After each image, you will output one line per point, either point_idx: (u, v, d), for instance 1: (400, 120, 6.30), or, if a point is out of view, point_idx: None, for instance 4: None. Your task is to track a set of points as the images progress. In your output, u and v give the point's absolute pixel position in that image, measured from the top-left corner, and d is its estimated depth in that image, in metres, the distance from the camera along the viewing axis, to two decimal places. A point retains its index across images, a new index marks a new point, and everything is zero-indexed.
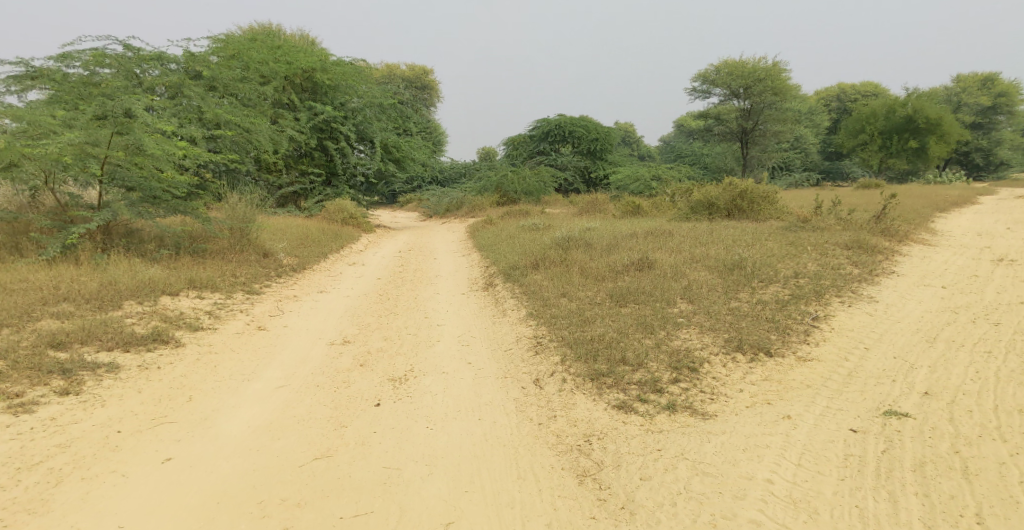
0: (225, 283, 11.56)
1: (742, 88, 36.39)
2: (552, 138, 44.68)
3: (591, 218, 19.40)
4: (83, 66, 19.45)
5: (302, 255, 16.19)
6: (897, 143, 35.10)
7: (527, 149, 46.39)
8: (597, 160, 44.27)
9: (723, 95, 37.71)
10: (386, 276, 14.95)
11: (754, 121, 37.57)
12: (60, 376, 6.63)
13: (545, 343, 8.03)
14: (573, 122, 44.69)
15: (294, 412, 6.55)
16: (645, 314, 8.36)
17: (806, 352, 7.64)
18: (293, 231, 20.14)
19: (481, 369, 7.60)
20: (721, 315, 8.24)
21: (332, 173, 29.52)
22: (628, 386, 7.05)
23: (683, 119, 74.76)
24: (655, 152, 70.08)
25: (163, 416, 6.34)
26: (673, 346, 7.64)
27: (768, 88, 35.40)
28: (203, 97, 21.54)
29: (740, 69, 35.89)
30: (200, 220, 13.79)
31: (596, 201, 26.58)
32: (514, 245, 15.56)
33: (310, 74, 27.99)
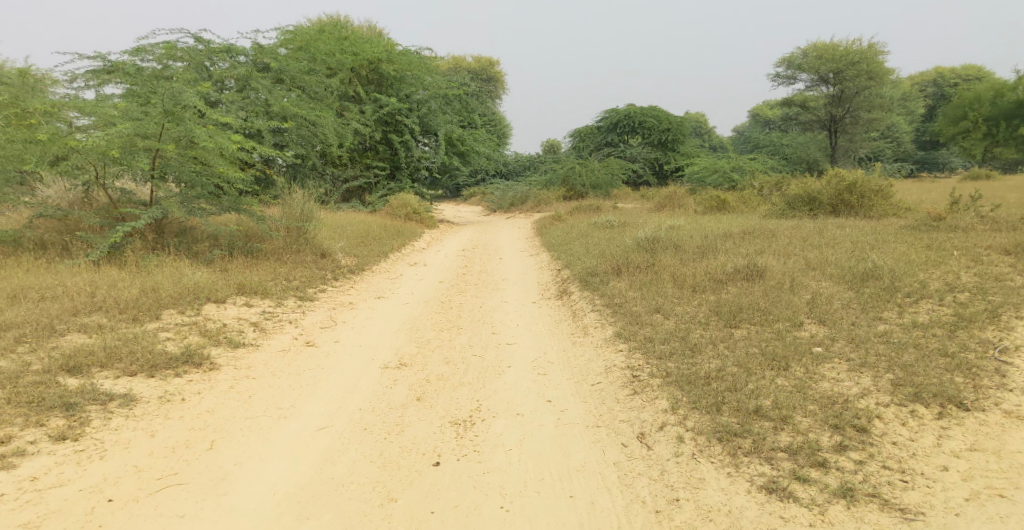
0: (277, 286, 10.68)
1: (832, 73, 34.55)
2: (621, 129, 43.04)
3: (672, 216, 17.87)
4: (154, 59, 19.27)
5: (362, 256, 15.30)
6: (1005, 130, 31.92)
7: (594, 141, 44.86)
8: (668, 151, 42.35)
9: (810, 80, 35.97)
10: (450, 278, 13.88)
11: (844, 108, 35.80)
12: (62, 412, 5.72)
13: (646, 381, 6.68)
14: (643, 112, 42.92)
15: (331, 474, 5.41)
16: (764, 340, 7.00)
17: (1015, 403, 5.97)
18: (353, 229, 19.28)
19: (563, 412, 6.33)
20: (871, 344, 6.77)
21: (396, 167, 28.70)
22: (779, 458, 5.58)
23: (759, 108, 71.55)
24: (727, 142, 67.25)
25: (172, 475, 5.29)
26: (821, 391, 6.21)
27: (863, 71, 33.29)
28: (271, 90, 21.48)
29: (831, 52, 34.03)
30: (254, 218, 12.97)
31: (674, 195, 24.95)
32: (588, 246, 14.21)
33: (376, 66, 27.33)
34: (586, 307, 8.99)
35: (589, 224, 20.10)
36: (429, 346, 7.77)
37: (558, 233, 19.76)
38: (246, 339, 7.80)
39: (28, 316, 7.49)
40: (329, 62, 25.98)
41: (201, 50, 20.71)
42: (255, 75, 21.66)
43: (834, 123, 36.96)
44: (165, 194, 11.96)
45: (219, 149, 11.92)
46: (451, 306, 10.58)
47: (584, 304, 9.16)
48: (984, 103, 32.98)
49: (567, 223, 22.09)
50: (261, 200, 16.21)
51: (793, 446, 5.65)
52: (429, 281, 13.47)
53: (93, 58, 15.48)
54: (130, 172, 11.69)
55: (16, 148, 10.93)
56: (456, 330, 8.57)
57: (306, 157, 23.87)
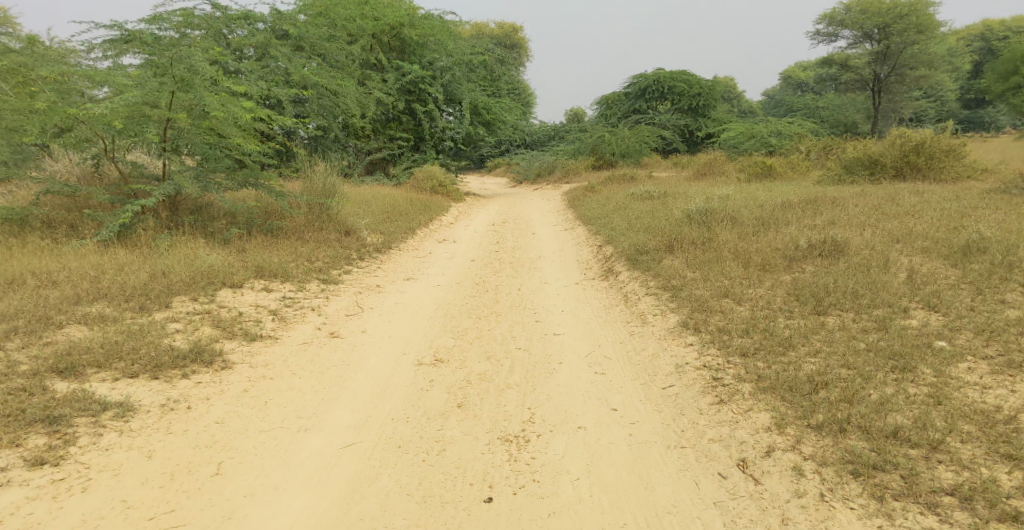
0: (298, 269, 9.92)
1: (877, 29, 32.91)
2: (649, 94, 41.52)
3: (714, 186, 16.83)
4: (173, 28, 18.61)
5: (388, 233, 14.53)
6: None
7: (620, 108, 43.47)
8: (699, 117, 40.85)
9: (854, 37, 34.41)
10: (483, 256, 13.10)
11: (890, 66, 34.07)
12: (45, 428, 5.04)
13: (737, 390, 5.80)
14: (673, 76, 41.30)
15: (362, 508, 4.69)
16: (867, 332, 6.16)
17: None
18: (377, 205, 18.47)
19: (632, 426, 5.52)
20: (1006, 336, 5.85)
21: (420, 137, 27.75)
22: (946, 506, 4.63)
23: (791, 69, 69.11)
24: (757, 105, 65.21)
25: (173, 508, 4.60)
26: (971, 407, 5.26)
27: (912, 25, 31.56)
28: (292, 58, 20.99)
29: (877, 6, 32.38)
30: (273, 195, 11.97)
31: (712, 163, 23.87)
32: (629, 220, 13.25)
33: (397, 31, 26.37)
34: (638, 291, 8.09)
35: (625, 194, 19.16)
36: (467, 338, 7.02)
37: (591, 205, 18.80)
38: (261, 331, 7.05)
39: (24, 304, 6.76)
40: (349, 29, 25.09)
41: (218, 18, 19.97)
42: (275, 42, 20.90)
43: (876, 82, 35.28)
44: (174, 168, 11.06)
45: (232, 120, 10.98)
46: (486, 288, 9.82)
47: (637, 286, 8.27)
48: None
49: (601, 193, 21.16)
50: (280, 174, 15.42)
51: (964, 488, 4.70)
52: (460, 260, 12.71)
53: (111, 27, 14.28)
54: (140, 145, 10.87)
55: (17, 118, 10.13)
56: (494, 318, 7.82)
57: (328, 129, 23.10)
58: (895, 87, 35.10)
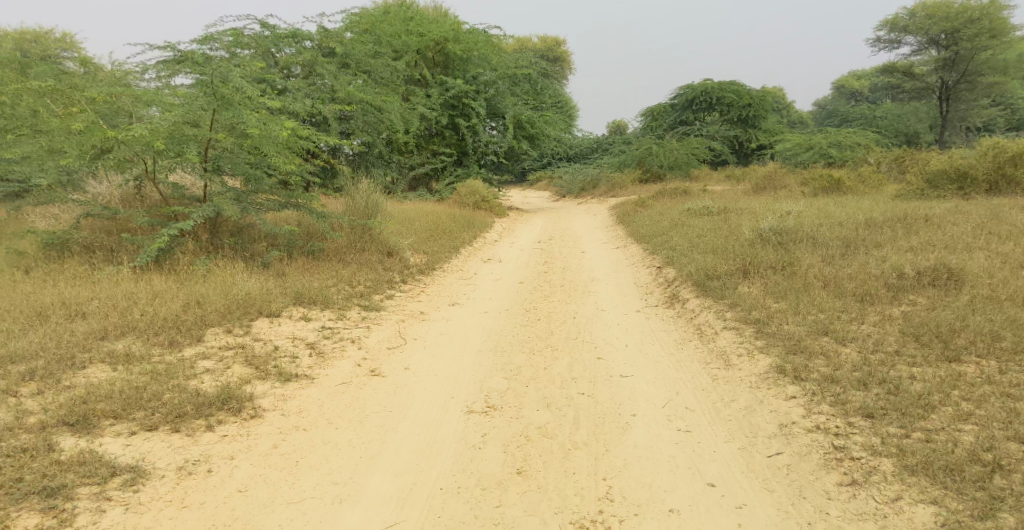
0: (337, 294, 9.32)
1: (944, 34, 31.66)
2: (695, 106, 40.25)
3: (778, 205, 15.84)
4: (226, 48, 19.06)
5: (432, 253, 13.91)
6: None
7: (667, 119, 42.40)
8: (750, 128, 39.58)
9: (919, 43, 33.17)
10: (531, 277, 12.37)
11: (958, 73, 32.57)
12: (42, 500, 4.51)
13: (874, 468, 4.95)
14: (722, 85, 39.74)
15: None
16: (1017, 385, 5.43)
17: None
18: (421, 222, 17.91)
19: (740, 514, 4.66)
20: None
21: (463, 152, 27.21)
22: None
23: (842, 80, 67.10)
24: (806, 117, 63.33)
25: None
26: None
27: (985, 29, 30.25)
28: (338, 75, 20.80)
29: (944, 10, 31.21)
30: (315, 215, 11.30)
31: (771, 177, 22.92)
32: (690, 239, 12.37)
33: (442, 47, 26.04)
34: (717, 326, 7.23)
35: (681, 210, 18.33)
36: (521, 378, 6.29)
37: (642, 222, 17.90)
38: (298, 371, 6.36)
39: (47, 340, 6.24)
40: (394, 45, 24.85)
41: (267, 37, 19.92)
42: (321, 59, 20.72)
43: (945, 89, 33.72)
44: (214, 189, 10.40)
45: (273, 137, 10.28)
46: (538, 315, 9.06)
47: (715, 318, 7.40)
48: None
49: (654, 208, 20.34)
50: (321, 192, 14.94)
51: None
52: (508, 281, 12.00)
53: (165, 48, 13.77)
54: (183, 165, 10.21)
55: (56, 139, 9.47)
56: (550, 353, 7.06)
57: (373, 145, 22.71)
58: (964, 95, 33.47)
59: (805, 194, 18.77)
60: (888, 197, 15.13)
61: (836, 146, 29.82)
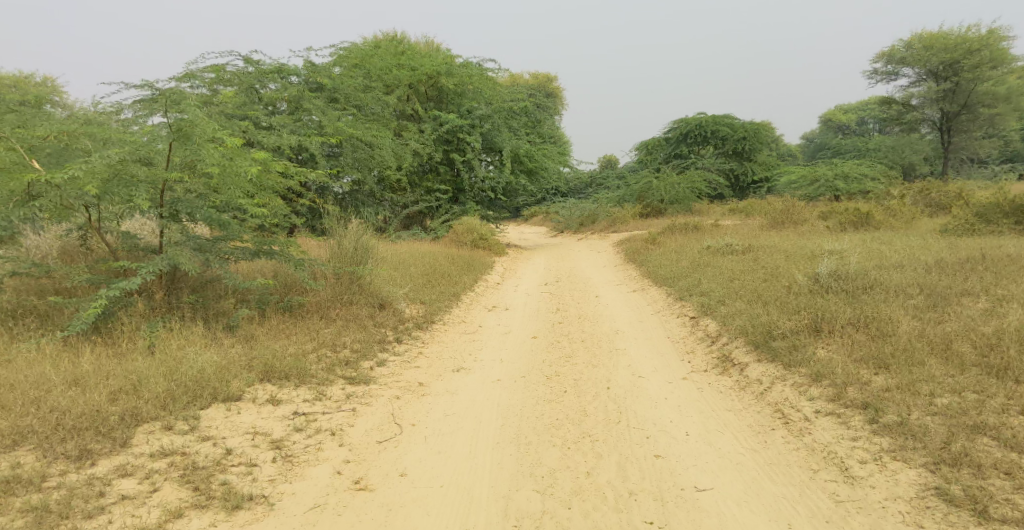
0: (312, 363, 7.68)
1: (944, 64, 31.16)
2: (691, 139, 39.16)
3: (807, 247, 14.49)
4: (207, 85, 17.77)
5: (429, 302, 12.33)
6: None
7: (663, 153, 41.14)
8: (746, 161, 38.60)
9: (916, 74, 32.65)
10: (545, 329, 10.80)
11: (959, 103, 31.78)
12: None
13: None
14: (714, 119, 38.75)
15: None
16: None
17: None
18: (415, 265, 16.39)
19: None
20: None
21: (459, 189, 25.70)
22: None
23: (830, 113, 67.07)
24: (797, 150, 62.73)
25: None
26: None
27: (985, 59, 29.90)
28: (326, 110, 19.50)
29: (942, 41, 30.70)
30: (292, 265, 9.54)
31: (788, 212, 21.76)
32: (724, 286, 10.87)
33: (434, 80, 24.75)
34: (807, 414, 5.79)
35: (699, 247, 16.94)
36: (559, 495, 4.96)
37: (656, 263, 16.44)
38: (255, 493, 4.97)
39: None
40: (384, 79, 23.64)
41: (251, 73, 18.64)
42: (308, 94, 19.42)
43: (946, 121, 33.05)
44: (171, 237, 8.61)
45: (239, 173, 8.63)
46: (560, 381, 7.56)
47: (807, 403, 5.90)
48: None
49: (665, 246, 18.94)
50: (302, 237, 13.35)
51: None
52: (519, 335, 10.43)
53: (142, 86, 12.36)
54: (135, 210, 8.52)
55: None
56: (587, 441, 5.62)
57: (364, 183, 21.26)
58: (967, 126, 32.75)
59: (828, 233, 17.48)
60: (928, 237, 13.85)
61: (843, 178, 29.08)
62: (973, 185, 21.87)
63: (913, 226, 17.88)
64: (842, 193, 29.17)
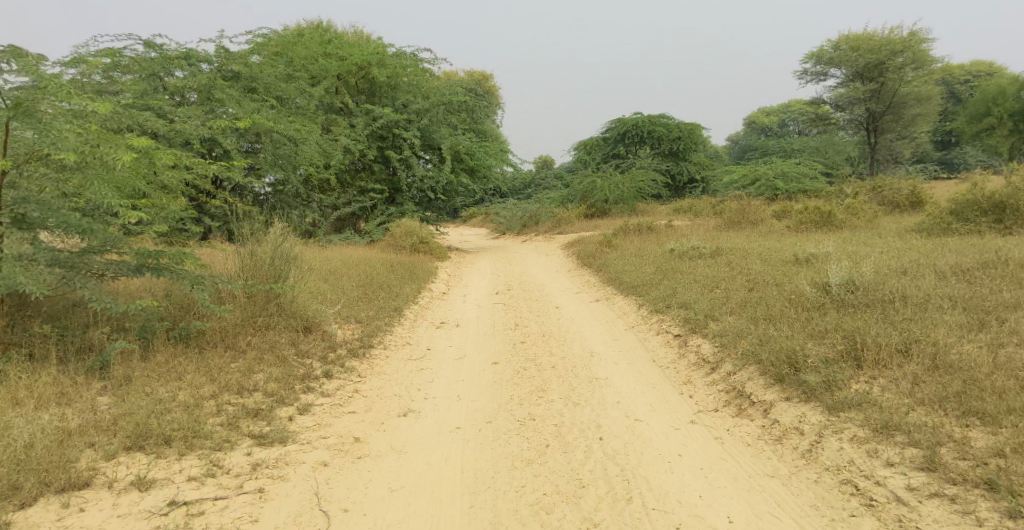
0: (208, 418, 5.94)
1: (871, 65, 32.99)
2: (628, 140, 38.06)
3: (778, 250, 13.36)
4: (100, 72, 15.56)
5: (367, 323, 10.56)
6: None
7: (601, 152, 39.74)
8: (682, 161, 37.98)
9: (845, 75, 34.55)
10: (504, 351, 9.27)
11: (885, 104, 33.88)
12: None
13: None
14: (651, 120, 38.05)
15: None
16: None
17: None
18: (349, 275, 14.55)
19: None
20: None
21: (395, 189, 23.83)
22: None
23: (753, 115, 68.87)
24: (725, 151, 63.79)
25: None
26: None
27: (907, 61, 31.88)
28: (242, 101, 17.51)
29: (867, 43, 32.63)
30: (189, 284, 7.55)
31: (744, 209, 21.13)
32: (707, 302, 9.51)
33: (365, 72, 22.82)
34: (894, 492, 4.70)
35: (658, 251, 15.93)
36: None
37: (618, 271, 15.02)
38: None
39: None
40: (309, 69, 21.56)
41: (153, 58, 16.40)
42: (221, 83, 17.36)
43: (872, 121, 35.30)
44: (11, 249, 6.40)
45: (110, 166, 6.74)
46: (538, 427, 6.08)
47: (897, 477, 4.76)
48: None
49: (620, 249, 17.92)
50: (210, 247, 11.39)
51: None
52: (475, 361, 8.87)
53: None
54: None
55: None
56: None
57: (287, 183, 19.29)
58: (891, 126, 35.14)
59: (790, 234, 16.49)
60: (902, 238, 12.97)
61: (782, 177, 29.10)
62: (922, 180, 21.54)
63: (872, 226, 17.13)
64: (785, 192, 28.74)
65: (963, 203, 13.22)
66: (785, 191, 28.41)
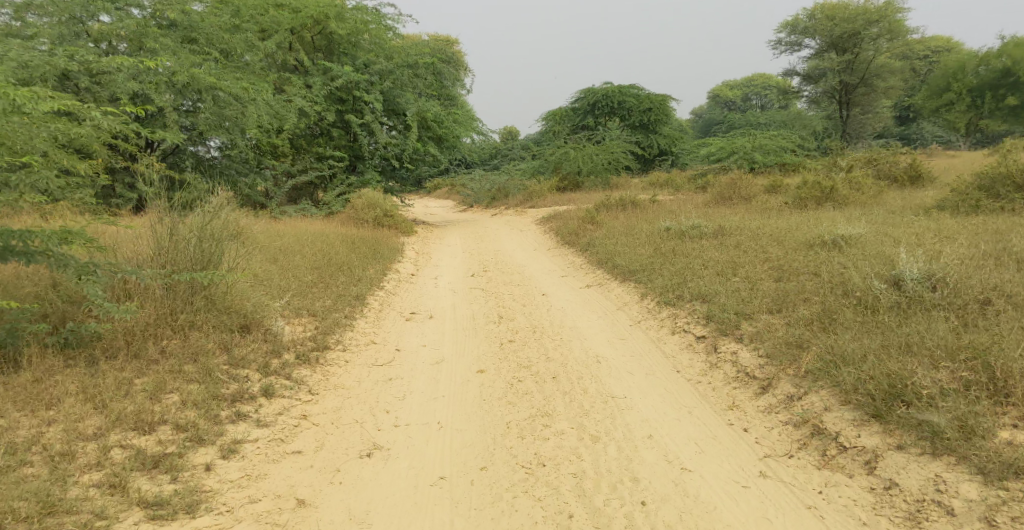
0: (80, 477, 4.74)
1: (846, 35, 32.07)
2: (598, 110, 36.32)
3: (788, 231, 11.88)
4: (11, 12, 13.71)
5: (322, 319, 8.90)
6: (992, 100, 31.38)
7: (571, 123, 37.85)
8: (652, 133, 36.34)
9: (819, 45, 33.81)
10: (490, 355, 7.86)
11: (859, 76, 32.96)
12: None
13: None
14: (623, 91, 36.51)
15: None
16: None
17: None
18: (300, 254, 12.80)
19: None
20: None
21: (357, 156, 21.81)
22: None
23: (716, 89, 67.55)
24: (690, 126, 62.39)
25: None
26: None
27: (882, 31, 31.18)
28: (179, 52, 15.51)
29: (842, 13, 31.85)
30: (78, 273, 5.93)
31: (734, 183, 19.64)
32: (734, 300, 7.99)
33: (322, 26, 20.62)
34: None
35: (648, 232, 14.45)
36: None
37: (609, 255, 13.45)
38: None
39: None
40: (260, 21, 19.42)
41: None
42: (154, 30, 15.32)
43: (845, 93, 34.42)
44: None
45: None
46: (548, 479, 5.05)
47: None
48: (991, 62, 31.39)
49: (603, 229, 16.45)
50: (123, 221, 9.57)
51: None
52: (456, 367, 7.50)
53: None
54: None
55: None
56: None
57: (235, 146, 17.37)
58: (864, 97, 34.23)
59: (787, 212, 15.08)
60: (917, 216, 11.67)
61: (761, 150, 27.85)
62: (911, 153, 20.36)
63: (874, 204, 15.75)
64: (764, 165, 27.43)
65: (974, 180, 12.08)
66: (763, 164, 27.15)
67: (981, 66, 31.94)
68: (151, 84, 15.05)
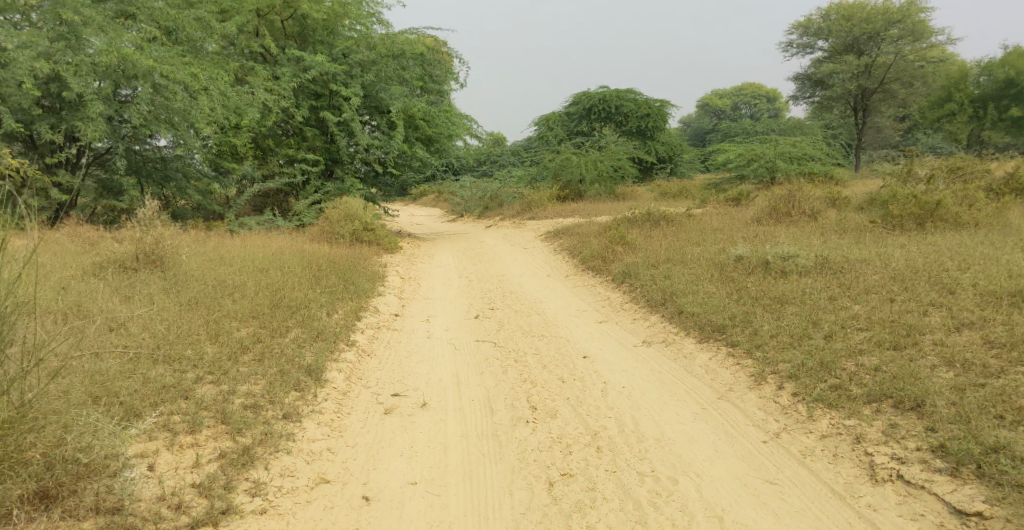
0: None
1: (865, 37, 28.65)
2: (593, 115, 32.52)
3: (936, 269, 8.22)
4: None
5: (239, 437, 5.29)
6: (995, 111, 27.56)
7: (565, 128, 33.79)
8: (649, 140, 32.63)
9: (831, 48, 30.22)
10: (538, 522, 4.79)
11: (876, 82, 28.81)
12: None
13: None
14: (619, 94, 32.43)
15: None
16: None
17: None
18: (239, 296, 8.86)
19: None
20: None
21: (334, 159, 17.87)
22: None
23: (709, 98, 63.99)
24: (688, 134, 58.66)
25: None
26: None
27: (905, 33, 27.60)
28: (108, 29, 11.59)
29: (858, 13, 28.38)
30: None
31: (787, 194, 15.84)
32: (997, 427, 4.90)
33: (294, 8, 16.72)
34: None
35: (709, 261, 10.86)
36: None
37: (670, 294, 9.73)
38: None
39: None
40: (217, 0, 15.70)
41: None
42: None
43: (862, 99, 30.42)
44: None
45: None
46: None
47: None
48: (993, 72, 27.53)
49: (643, 253, 12.86)
50: None
51: None
52: None
53: None
54: None
55: None
56: None
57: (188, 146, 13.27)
58: (880, 103, 30.59)
59: (885, 236, 11.45)
60: None
61: (784, 158, 24.21)
62: (992, 158, 16.70)
63: (988, 226, 12.06)
64: (789, 175, 23.76)
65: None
66: (789, 172, 23.52)
67: (982, 75, 28.13)
68: (69, 65, 11.09)
